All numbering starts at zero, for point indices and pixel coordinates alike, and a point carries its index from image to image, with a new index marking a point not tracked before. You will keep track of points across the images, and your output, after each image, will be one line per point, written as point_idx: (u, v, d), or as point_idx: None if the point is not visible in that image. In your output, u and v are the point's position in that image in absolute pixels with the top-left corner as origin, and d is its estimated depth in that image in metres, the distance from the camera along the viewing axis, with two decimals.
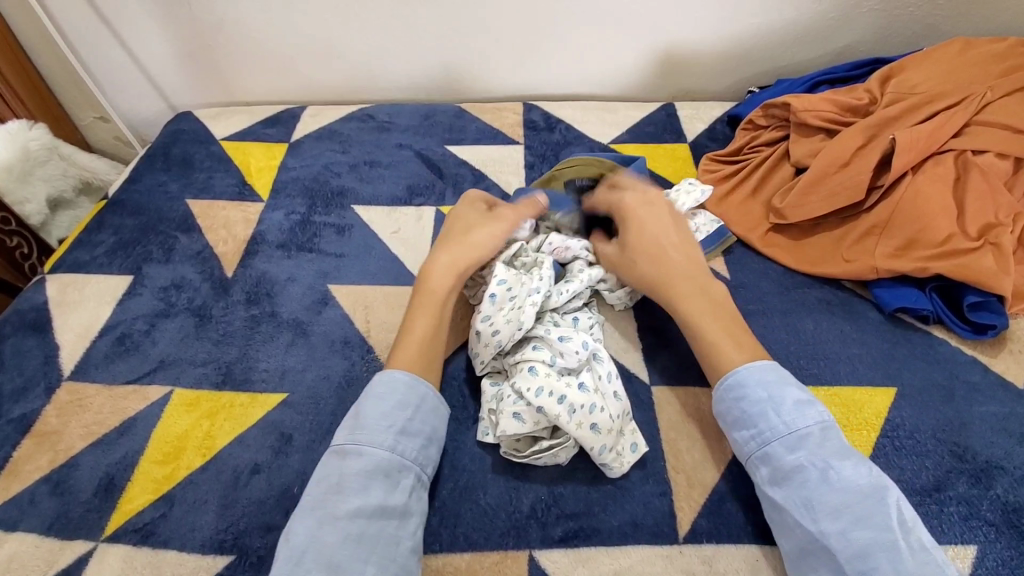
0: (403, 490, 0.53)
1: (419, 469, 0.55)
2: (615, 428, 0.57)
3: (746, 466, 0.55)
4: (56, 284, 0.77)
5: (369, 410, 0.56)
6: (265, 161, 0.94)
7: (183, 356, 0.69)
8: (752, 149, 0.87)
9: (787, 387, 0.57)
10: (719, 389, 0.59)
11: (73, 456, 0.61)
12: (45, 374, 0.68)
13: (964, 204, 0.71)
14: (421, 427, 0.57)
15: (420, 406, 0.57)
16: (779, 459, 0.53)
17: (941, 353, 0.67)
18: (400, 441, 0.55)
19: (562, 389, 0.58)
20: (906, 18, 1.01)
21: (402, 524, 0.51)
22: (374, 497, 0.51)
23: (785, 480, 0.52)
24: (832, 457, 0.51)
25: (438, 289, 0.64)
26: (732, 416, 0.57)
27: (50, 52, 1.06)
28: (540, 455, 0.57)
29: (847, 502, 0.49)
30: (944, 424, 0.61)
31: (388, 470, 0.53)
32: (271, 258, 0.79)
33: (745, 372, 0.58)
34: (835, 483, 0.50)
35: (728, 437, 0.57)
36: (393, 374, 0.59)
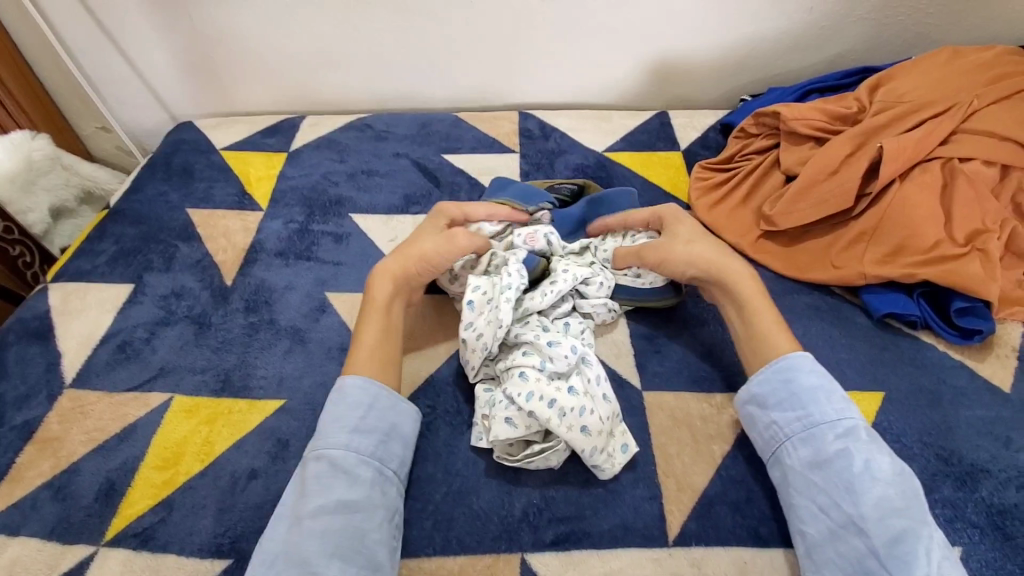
0: (363, 485, 0.54)
1: (380, 464, 0.56)
2: (602, 429, 0.58)
3: (781, 448, 0.57)
4: (58, 293, 0.78)
5: (325, 417, 0.58)
6: (264, 171, 0.95)
7: (182, 363, 0.70)
8: (743, 157, 0.89)
9: (835, 383, 0.59)
10: (770, 369, 0.60)
11: (74, 462, 0.62)
12: (47, 382, 0.69)
13: (953, 210, 0.72)
14: (377, 424, 0.58)
15: (373, 404, 0.58)
16: (822, 443, 0.55)
17: (929, 358, 0.68)
18: (354, 439, 0.56)
19: (551, 393, 0.59)
20: (896, 27, 1.02)
21: (368, 517, 0.52)
22: (335, 494, 0.52)
23: (825, 464, 0.54)
24: (875, 449, 0.53)
25: (379, 299, 0.65)
26: (778, 397, 0.58)
27: (53, 64, 1.08)
28: (532, 460, 0.58)
29: (888, 491, 0.51)
30: (931, 428, 0.62)
31: (345, 467, 0.54)
32: (269, 266, 0.80)
33: (799, 360, 0.60)
34: (878, 472, 0.52)
35: (767, 418, 0.58)
36: (345, 379, 0.60)
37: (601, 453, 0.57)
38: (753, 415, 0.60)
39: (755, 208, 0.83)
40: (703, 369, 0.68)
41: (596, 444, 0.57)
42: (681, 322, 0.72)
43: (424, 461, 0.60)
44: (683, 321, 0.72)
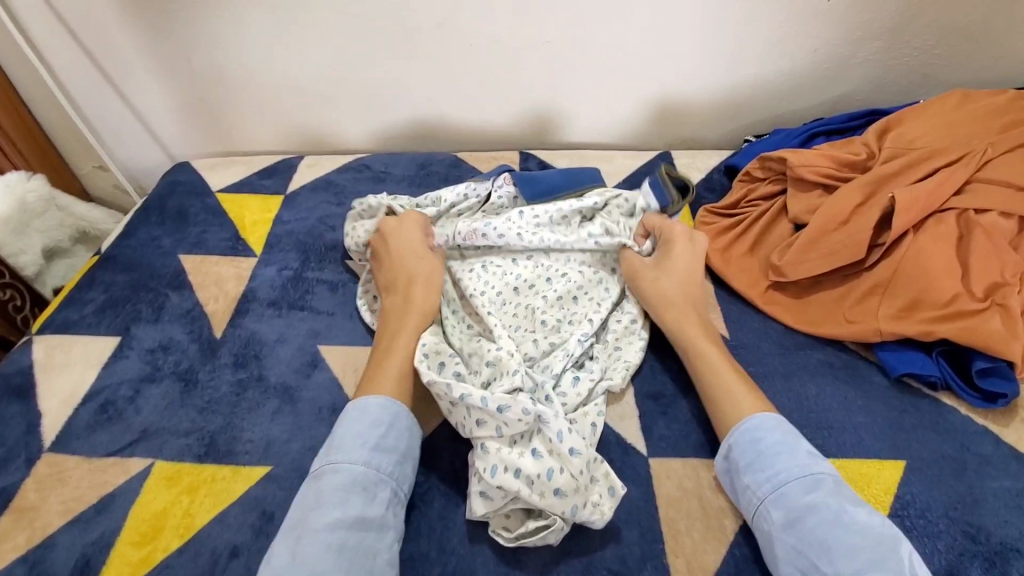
0: (379, 503, 0.54)
1: (395, 485, 0.56)
2: (583, 482, 0.55)
3: (757, 513, 0.54)
4: (43, 346, 0.75)
5: (342, 430, 0.58)
6: (259, 215, 0.93)
7: (166, 425, 0.66)
8: (748, 203, 0.86)
9: (800, 436, 0.58)
10: (736, 432, 0.58)
11: (48, 535, 0.59)
12: (26, 445, 0.66)
13: (969, 262, 0.69)
14: (396, 444, 0.58)
15: (393, 423, 0.59)
16: (792, 501, 0.52)
17: (950, 421, 0.65)
18: (375, 456, 0.56)
19: (515, 462, 0.56)
20: (902, 68, 1.00)
21: (380, 536, 0.52)
22: (353, 509, 0.52)
23: (798, 523, 0.51)
24: (845, 501, 0.51)
25: (425, 306, 0.69)
26: (747, 459, 0.56)
27: (51, 106, 1.08)
28: (530, 538, 0.55)
29: (860, 543, 0.48)
30: (956, 501, 0.58)
31: (365, 483, 0.54)
32: (261, 317, 0.78)
33: (759, 419, 0.58)
34: (850, 524, 0.49)
35: (741, 482, 0.56)
36: (369, 398, 0.60)
37: (585, 506, 0.54)
38: (731, 481, 0.58)
39: (766, 256, 0.80)
40: (712, 434, 0.64)
41: (577, 500, 0.54)
42: (688, 381, 0.69)
43: (417, 536, 0.57)
44: (690, 379, 0.69)
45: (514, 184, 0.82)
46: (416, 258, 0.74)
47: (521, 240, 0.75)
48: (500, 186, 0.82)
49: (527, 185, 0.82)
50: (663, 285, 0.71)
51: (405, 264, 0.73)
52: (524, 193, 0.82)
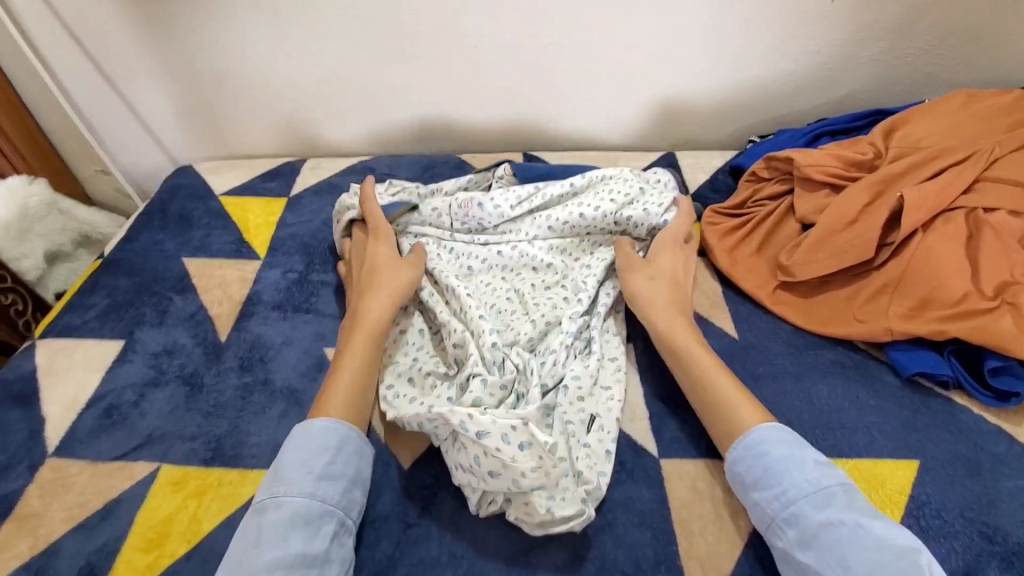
0: (324, 537, 0.52)
1: (342, 514, 0.55)
2: (510, 457, 0.53)
3: (770, 530, 0.53)
4: (46, 351, 0.75)
5: (287, 459, 0.56)
6: (263, 218, 0.93)
7: (171, 430, 0.66)
8: (755, 203, 0.86)
9: (805, 447, 0.57)
10: (739, 446, 0.57)
11: (52, 542, 0.58)
12: (29, 450, 0.65)
13: (978, 261, 0.68)
14: (343, 469, 0.57)
15: (340, 447, 0.58)
16: (806, 519, 0.51)
17: (963, 421, 0.64)
18: (320, 486, 0.55)
19: (455, 455, 0.57)
20: (906, 68, 1.00)
21: (323, 573, 0.50)
22: (294, 545, 0.51)
23: (815, 541, 0.50)
24: (862, 515, 0.50)
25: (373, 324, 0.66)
26: (753, 475, 0.55)
27: (52, 109, 1.07)
28: (556, 524, 0.55)
29: (883, 559, 0.47)
30: (972, 501, 0.58)
31: (307, 518, 0.53)
32: (266, 320, 0.77)
33: (764, 430, 0.57)
34: (869, 540, 0.48)
35: (749, 499, 0.55)
36: (312, 421, 0.59)
37: (523, 478, 0.53)
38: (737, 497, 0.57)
39: (773, 257, 0.80)
40: None
41: (512, 475, 0.54)
42: None
43: (427, 540, 0.56)
44: None
45: (514, 173, 0.86)
46: (372, 271, 0.72)
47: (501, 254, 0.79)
48: (499, 174, 0.87)
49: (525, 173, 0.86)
50: (636, 285, 0.71)
51: (366, 278, 0.72)
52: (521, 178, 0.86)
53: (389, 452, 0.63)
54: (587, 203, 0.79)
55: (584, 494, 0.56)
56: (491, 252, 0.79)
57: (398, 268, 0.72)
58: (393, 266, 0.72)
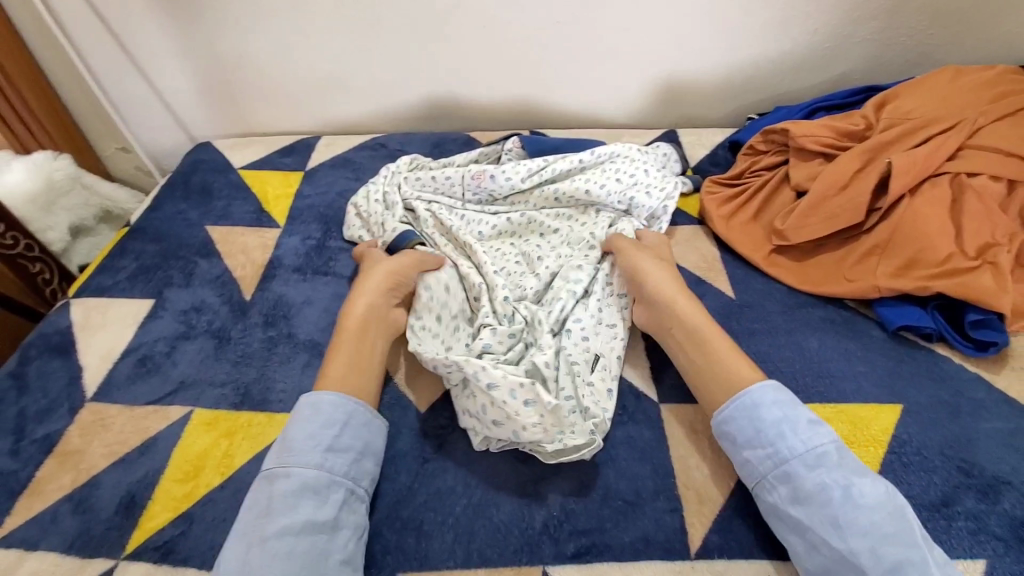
0: (332, 505, 0.55)
1: (351, 484, 0.57)
2: (513, 410, 0.58)
3: (760, 484, 0.56)
4: (80, 308, 0.79)
5: (294, 432, 0.58)
6: (281, 189, 0.97)
7: (203, 377, 0.70)
8: (752, 174, 0.90)
9: (799, 407, 0.58)
10: (731, 407, 0.59)
11: (94, 476, 0.62)
12: (69, 396, 0.69)
13: (962, 224, 0.72)
14: (351, 442, 0.59)
15: (347, 422, 0.60)
16: (799, 478, 0.54)
17: (945, 370, 0.68)
18: (329, 458, 0.57)
19: (464, 402, 0.62)
20: (898, 47, 1.04)
21: (333, 537, 0.53)
22: (303, 513, 0.53)
23: (806, 499, 0.53)
24: (852, 474, 0.53)
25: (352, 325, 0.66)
26: (746, 436, 0.57)
27: (77, 88, 1.12)
28: (567, 455, 0.59)
29: (873, 519, 0.50)
30: (951, 440, 0.62)
31: (316, 487, 0.55)
32: (288, 281, 0.81)
33: (759, 393, 0.59)
34: (860, 500, 0.51)
35: (740, 456, 0.57)
36: (320, 396, 0.61)
37: (524, 430, 0.58)
38: (728, 451, 0.59)
39: (768, 224, 0.84)
40: None
41: (514, 427, 0.58)
42: None
43: (444, 473, 0.61)
44: None
45: (522, 146, 0.91)
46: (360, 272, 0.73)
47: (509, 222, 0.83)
48: (508, 148, 0.92)
49: (533, 144, 0.91)
50: (645, 262, 0.72)
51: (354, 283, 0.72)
52: (529, 149, 0.90)
53: (405, 398, 0.67)
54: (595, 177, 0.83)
55: (591, 427, 0.60)
56: (501, 219, 0.83)
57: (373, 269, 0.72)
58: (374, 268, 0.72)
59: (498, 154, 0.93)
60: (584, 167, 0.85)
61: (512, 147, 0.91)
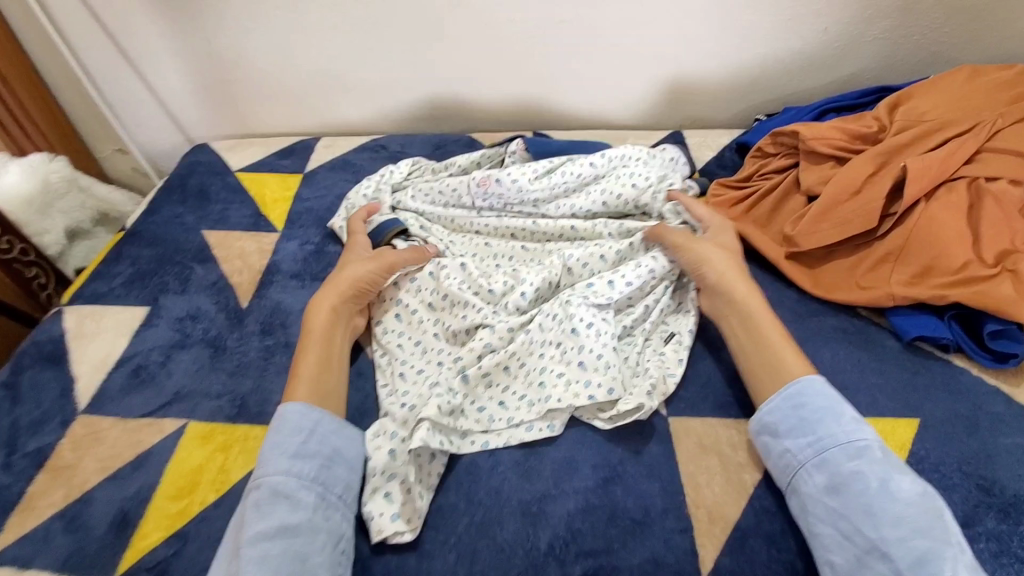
0: (304, 509, 0.54)
1: (323, 488, 0.56)
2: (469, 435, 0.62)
3: (796, 476, 0.56)
4: (73, 316, 0.77)
5: (264, 445, 0.58)
6: (279, 192, 0.95)
7: (198, 388, 0.68)
8: (761, 177, 0.87)
9: (845, 403, 0.58)
10: (779, 397, 0.59)
11: (87, 491, 0.61)
12: (61, 408, 0.68)
13: (979, 230, 0.70)
14: (319, 448, 0.58)
15: (314, 428, 0.59)
16: (836, 466, 0.54)
17: (963, 382, 0.66)
18: (296, 464, 0.56)
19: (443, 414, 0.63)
20: (911, 46, 1.02)
21: (310, 542, 0.52)
22: (276, 518, 0.52)
23: (842, 488, 0.53)
24: (892, 469, 0.52)
25: (318, 327, 0.67)
26: (789, 424, 0.57)
27: (72, 89, 1.09)
28: (624, 418, 0.63)
29: (907, 511, 0.50)
30: (970, 456, 0.60)
31: (286, 492, 0.54)
32: (286, 288, 0.80)
33: (806, 383, 0.59)
34: (896, 493, 0.51)
35: (779, 446, 0.57)
36: (286, 407, 0.60)
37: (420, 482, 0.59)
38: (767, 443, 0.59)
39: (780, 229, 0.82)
40: (730, 395, 0.66)
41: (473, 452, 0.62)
42: (706, 346, 0.71)
43: (446, 490, 0.59)
44: (708, 345, 0.71)
45: (524, 148, 0.89)
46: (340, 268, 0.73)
47: (510, 224, 0.81)
48: (512, 150, 0.89)
49: (535, 147, 0.88)
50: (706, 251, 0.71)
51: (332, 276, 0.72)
52: (533, 151, 0.88)
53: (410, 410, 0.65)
54: (632, 170, 0.82)
55: (649, 390, 0.63)
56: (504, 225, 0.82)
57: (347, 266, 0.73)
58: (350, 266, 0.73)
59: (501, 157, 0.91)
60: (598, 167, 0.82)
61: (517, 149, 0.89)
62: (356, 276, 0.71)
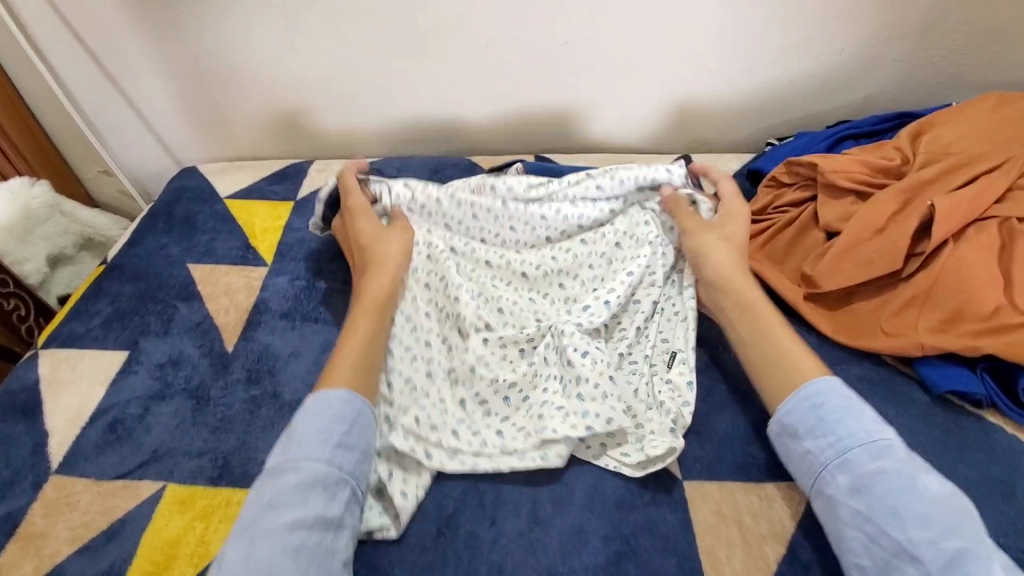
0: (340, 503, 0.52)
1: (356, 483, 0.55)
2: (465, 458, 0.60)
3: (819, 478, 0.54)
4: (48, 361, 0.73)
5: (302, 426, 0.56)
6: (269, 222, 0.91)
7: (177, 446, 0.64)
8: (775, 209, 0.83)
9: (862, 402, 0.57)
10: (794, 399, 0.58)
11: (57, 564, 0.56)
12: (32, 467, 0.63)
13: (1011, 274, 0.66)
14: (358, 441, 0.56)
15: (356, 420, 0.57)
16: (859, 467, 0.52)
17: (996, 441, 0.62)
18: (337, 455, 0.54)
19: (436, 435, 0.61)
20: (931, 68, 0.97)
21: (339, 537, 0.51)
22: (312, 509, 0.51)
23: (866, 490, 0.51)
24: (915, 468, 0.51)
25: (376, 298, 0.66)
26: (808, 425, 0.56)
27: (53, 110, 1.05)
28: (654, 464, 0.60)
29: (933, 510, 0.48)
30: (1008, 526, 0.56)
31: (325, 483, 0.52)
32: (274, 329, 0.75)
33: (822, 384, 0.57)
34: (922, 491, 0.49)
35: (800, 448, 0.56)
36: (329, 393, 0.58)
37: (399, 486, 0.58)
38: (787, 445, 0.58)
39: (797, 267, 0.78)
40: (749, 455, 0.62)
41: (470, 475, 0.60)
42: (722, 397, 0.66)
43: (444, 566, 0.55)
44: (724, 396, 0.66)
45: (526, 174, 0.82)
46: (375, 243, 0.72)
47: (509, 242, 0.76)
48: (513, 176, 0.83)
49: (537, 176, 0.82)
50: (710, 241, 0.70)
51: (372, 250, 0.71)
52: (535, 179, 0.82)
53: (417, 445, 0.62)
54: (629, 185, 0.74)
55: (672, 426, 0.62)
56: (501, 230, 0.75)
57: (391, 238, 0.72)
58: (397, 241, 0.72)
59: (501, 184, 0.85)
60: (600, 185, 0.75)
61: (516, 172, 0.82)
62: (399, 251, 0.71)
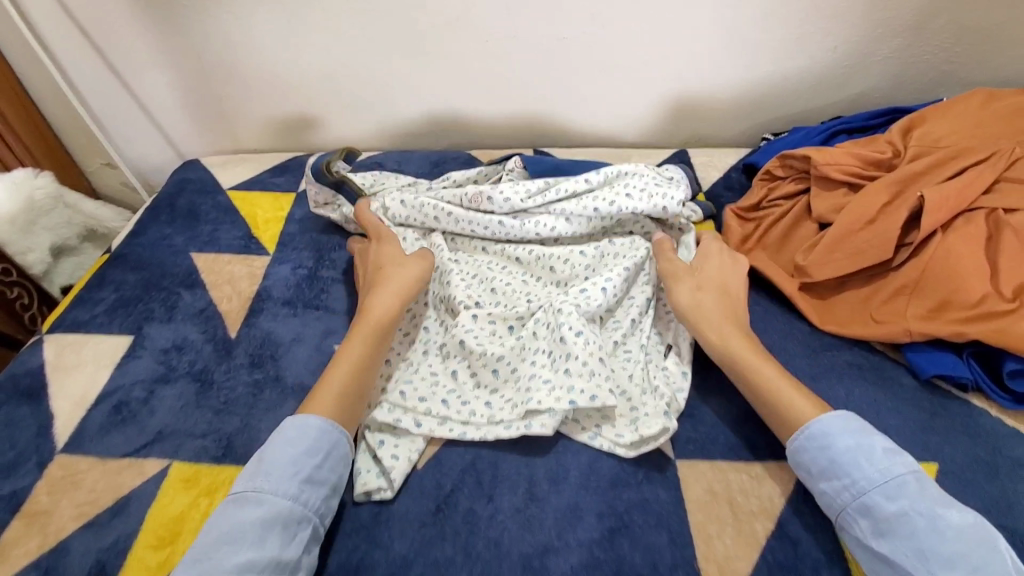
0: (298, 544, 0.51)
1: (318, 521, 0.54)
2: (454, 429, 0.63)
3: (841, 520, 0.53)
4: (53, 346, 0.74)
5: (273, 452, 0.55)
6: (271, 213, 0.92)
7: (182, 427, 0.65)
8: (770, 202, 0.85)
9: (873, 434, 0.55)
10: (802, 438, 0.56)
11: (62, 540, 0.57)
12: (38, 447, 0.64)
13: (998, 263, 0.67)
14: (328, 476, 0.56)
15: (329, 453, 0.56)
16: (878, 509, 0.51)
17: (981, 424, 0.64)
18: (304, 490, 0.53)
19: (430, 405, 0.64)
20: (923, 66, 0.99)
21: None
22: (269, 550, 0.49)
23: (888, 532, 0.50)
24: (935, 503, 0.49)
25: (380, 318, 0.66)
26: (820, 467, 0.54)
27: (57, 103, 1.06)
28: (647, 445, 0.61)
29: (959, 548, 0.47)
30: (991, 505, 0.57)
31: (287, 520, 0.51)
32: (276, 316, 0.76)
33: (828, 422, 0.56)
34: (945, 529, 0.48)
35: (815, 489, 0.55)
36: (306, 418, 0.57)
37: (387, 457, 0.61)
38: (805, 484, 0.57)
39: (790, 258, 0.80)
40: (740, 437, 0.63)
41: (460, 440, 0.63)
42: (714, 382, 0.68)
43: (441, 541, 0.56)
44: (717, 381, 0.68)
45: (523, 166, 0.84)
46: (378, 270, 0.72)
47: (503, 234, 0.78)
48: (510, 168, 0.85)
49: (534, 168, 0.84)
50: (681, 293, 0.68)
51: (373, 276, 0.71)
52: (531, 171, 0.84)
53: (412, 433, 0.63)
54: (628, 192, 0.75)
55: (666, 410, 0.62)
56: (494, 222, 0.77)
57: (405, 265, 0.71)
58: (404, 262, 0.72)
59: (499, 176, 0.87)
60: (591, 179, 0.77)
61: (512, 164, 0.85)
62: (413, 277, 0.70)
